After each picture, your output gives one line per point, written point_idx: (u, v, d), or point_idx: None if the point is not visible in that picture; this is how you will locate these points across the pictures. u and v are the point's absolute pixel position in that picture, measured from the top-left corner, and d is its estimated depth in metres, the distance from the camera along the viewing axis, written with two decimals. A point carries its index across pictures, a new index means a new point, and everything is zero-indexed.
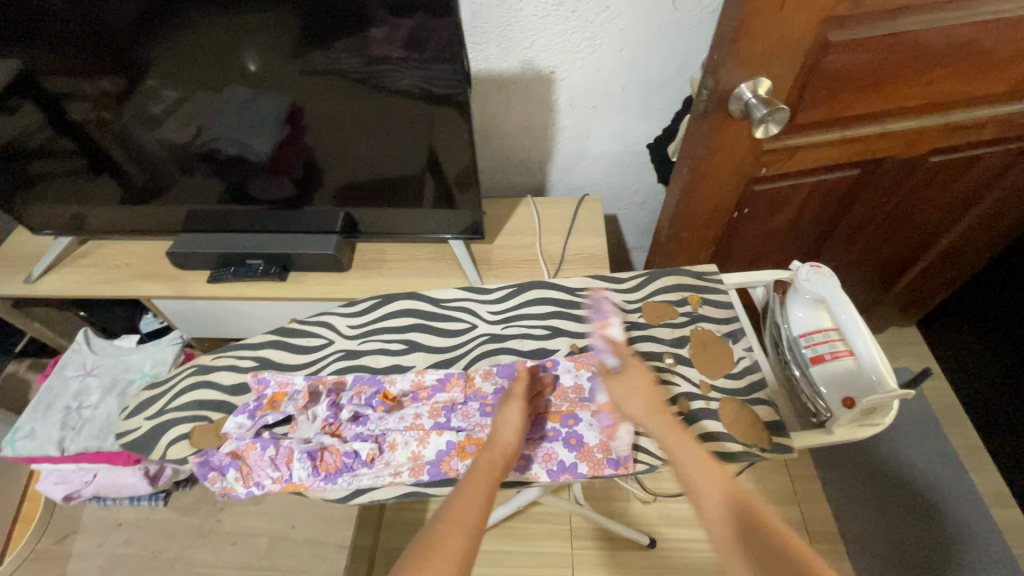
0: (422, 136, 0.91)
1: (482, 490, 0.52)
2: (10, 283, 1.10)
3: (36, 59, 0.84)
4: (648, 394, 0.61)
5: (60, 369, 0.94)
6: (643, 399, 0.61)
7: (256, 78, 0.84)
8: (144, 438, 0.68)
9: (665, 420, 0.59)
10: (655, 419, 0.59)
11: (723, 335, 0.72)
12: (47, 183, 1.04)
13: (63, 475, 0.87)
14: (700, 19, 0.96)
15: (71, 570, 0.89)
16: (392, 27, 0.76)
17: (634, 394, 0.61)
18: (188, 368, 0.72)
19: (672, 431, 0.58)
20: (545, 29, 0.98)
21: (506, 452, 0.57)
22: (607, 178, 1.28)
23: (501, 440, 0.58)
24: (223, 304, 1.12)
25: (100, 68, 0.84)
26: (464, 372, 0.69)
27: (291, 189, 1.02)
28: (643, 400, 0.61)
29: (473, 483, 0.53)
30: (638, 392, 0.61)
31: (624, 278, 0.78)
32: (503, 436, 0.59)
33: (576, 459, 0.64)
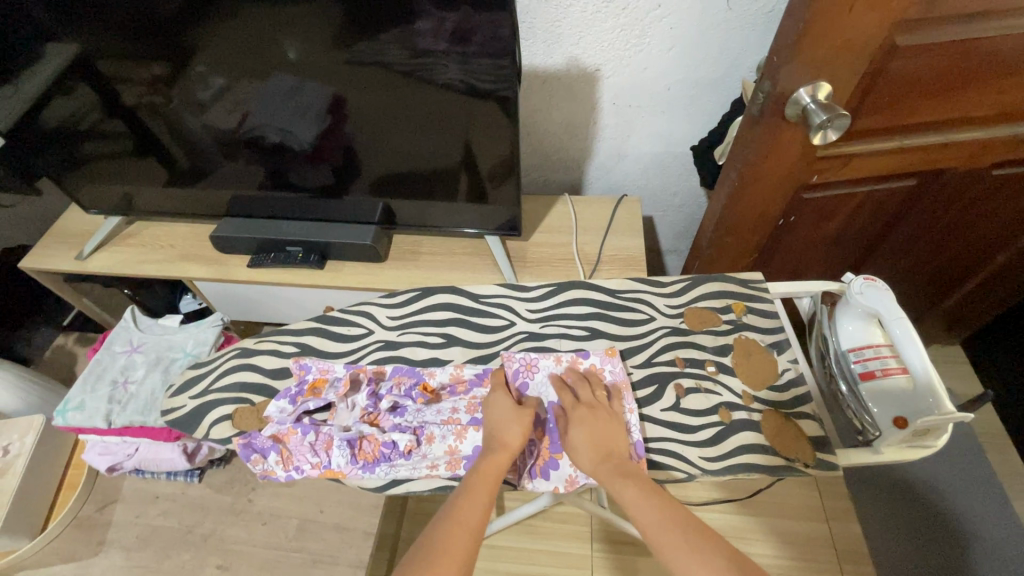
0: (463, 130, 0.91)
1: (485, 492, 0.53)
2: (62, 258, 1.14)
3: (90, 42, 0.86)
4: (595, 434, 0.58)
5: (109, 344, 0.96)
6: (589, 443, 0.58)
7: (297, 66, 0.85)
8: (187, 416, 0.70)
9: (611, 466, 0.56)
10: (603, 467, 0.56)
11: (768, 345, 0.70)
12: (100, 163, 1.08)
13: (107, 446, 0.90)
14: (753, 20, 0.93)
15: (111, 537, 0.93)
16: (438, 19, 0.76)
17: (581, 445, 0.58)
18: (232, 350, 0.74)
19: (617, 476, 0.55)
20: (592, 26, 0.97)
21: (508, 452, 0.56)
22: (646, 179, 1.26)
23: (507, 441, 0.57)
24: (261, 288, 1.14)
25: (151, 53, 0.86)
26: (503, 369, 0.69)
27: (331, 178, 1.04)
28: (588, 445, 0.58)
29: (479, 485, 0.53)
30: (585, 433, 0.58)
31: (666, 282, 0.76)
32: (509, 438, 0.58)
33: None
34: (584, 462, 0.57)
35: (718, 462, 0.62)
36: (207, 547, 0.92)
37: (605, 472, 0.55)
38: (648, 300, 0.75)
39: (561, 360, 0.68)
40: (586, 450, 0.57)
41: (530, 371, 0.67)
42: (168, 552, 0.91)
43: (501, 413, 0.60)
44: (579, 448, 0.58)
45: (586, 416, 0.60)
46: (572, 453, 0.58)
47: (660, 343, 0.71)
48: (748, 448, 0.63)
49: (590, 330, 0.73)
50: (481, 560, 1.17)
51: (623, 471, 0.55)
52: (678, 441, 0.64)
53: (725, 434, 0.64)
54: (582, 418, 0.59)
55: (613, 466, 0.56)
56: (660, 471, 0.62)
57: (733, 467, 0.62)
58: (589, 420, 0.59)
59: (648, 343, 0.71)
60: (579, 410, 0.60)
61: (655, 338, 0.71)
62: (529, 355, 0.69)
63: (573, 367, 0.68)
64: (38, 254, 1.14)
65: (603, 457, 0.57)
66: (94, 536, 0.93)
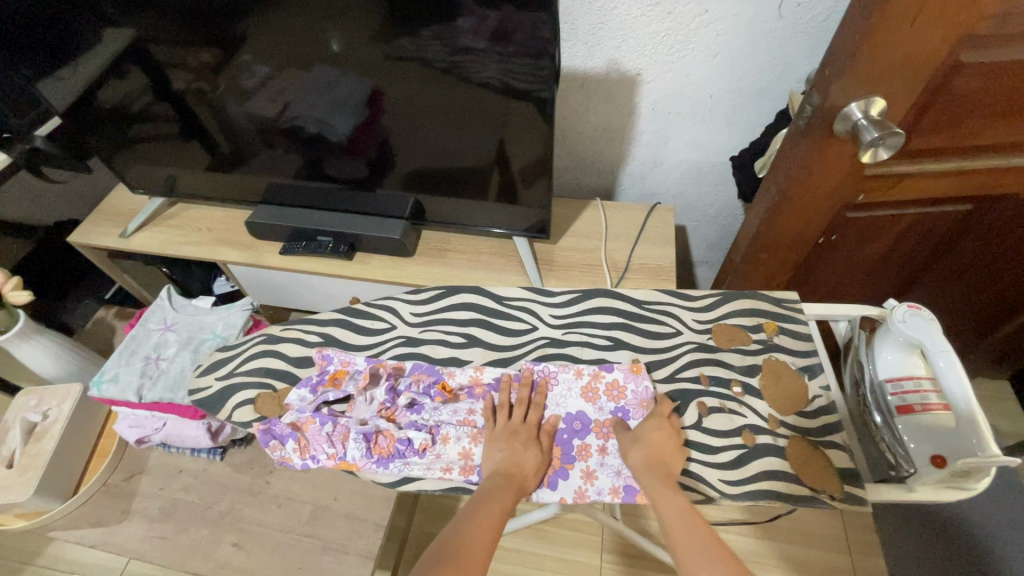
0: (498, 130, 0.91)
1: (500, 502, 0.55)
2: (108, 235, 1.19)
3: (145, 29, 0.89)
4: (659, 441, 0.59)
5: (144, 320, 0.97)
6: (648, 447, 0.58)
7: (337, 59, 0.86)
8: (212, 397, 0.71)
9: (660, 473, 0.57)
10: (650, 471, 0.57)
11: (799, 369, 0.67)
12: (148, 145, 1.12)
13: (137, 420, 0.93)
14: (806, 29, 0.90)
15: (135, 506, 0.97)
16: (479, 16, 0.75)
17: (638, 444, 0.59)
18: (258, 336, 0.75)
19: (659, 485, 0.56)
20: (636, 29, 0.95)
21: (523, 478, 0.58)
22: (681, 187, 1.23)
23: (524, 471, 0.59)
24: (291, 276, 1.16)
25: (201, 41, 0.89)
26: (520, 373, 0.68)
27: (364, 171, 1.05)
28: (642, 452, 0.58)
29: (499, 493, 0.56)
30: (650, 437, 0.59)
31: (695, 296, 0.75)
32: (527, 469, 0.59)
33: (626, 482, 0.60)
34: (638, 455, 0.58)
35: (739, 486, 0.60)
36: (224, 525, 0.94)
37: (651, 478, 0.56)
38: (675, 313, 0.73)
39: (581, 373, 0.67)
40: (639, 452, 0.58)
41: (547, 383, 0.66)
42: (187, 526, 0.94)
43: (529, 456, 0.60)
44: (640, 450, 0.58)
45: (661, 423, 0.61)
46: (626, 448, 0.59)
47: (685, 358, 0.69)
48: (772, 475, 0.60)
49: (612, 340, 0.71)
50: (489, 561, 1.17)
51: (670, 482, 0.56)
52: (697, 461, 0.62)
53: (747, 457, 0.61)
54: (659, 426, 0.60)
55: (661, 475, 0.56)
56: None
57: (754, 492, 0.59)
58: (656, 429, 0.60)
59: (673, 358, 0.69)
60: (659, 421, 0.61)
61: (680, 353, 0.69)
62: (547, 367, 0.68)
63: (592, 382, 0.66)
64: (86, 230, 1.19)
65: (652, 462, 0.57)
66: (120, 504, 0.97)
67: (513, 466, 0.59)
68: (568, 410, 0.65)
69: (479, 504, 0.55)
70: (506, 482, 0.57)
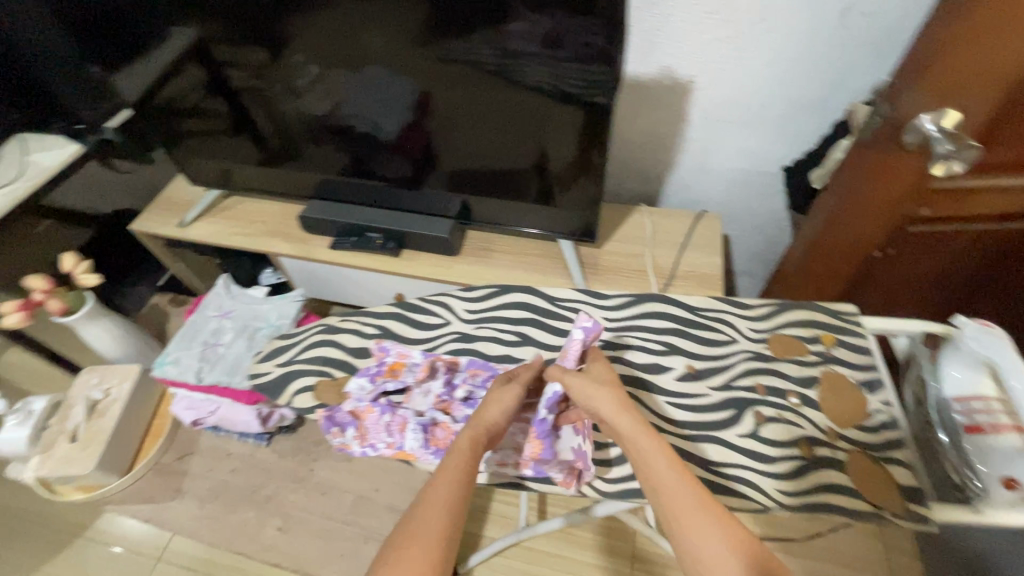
0: (551, 133, 0.92)
1: (468, 447, 0.55)
2: (167, 225, 1.24)
3: (206, 29, 0.93)
4: (616, 390, 0.59)
5: (203, 307, 1.01)
6: (618, 398, 0.58)
7: (389, 61, 0.89)
8: (272, 383, 0.73)
9: (631, 419, 0.56)
10: (626, 420, 0.56)
11: (859, 382, 0.66)
12: (206, 139, 1.16)
13: (193, 402, 0.96)
14: (865, 39, 0.89)
15: (187, 485, 1.01)
16: (534, 21, 0.77)
17: (602, 391, 0.58)
18: (317, 325, 0.77)
19: (642, 437, 0.54)
20: (692, 36, 0.95)
21: (488, 427, 0.58)
22: (727, 196, 1.22)
23: (488, 418, 0.59)
24: (337, 270, 1.19)
25: (260, 41, 0.93)
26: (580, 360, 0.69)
27: (409, 169, 1.07)
28: (611, 396, 0.58)
29: (462, 450, 0.54)
30: (605, 387, 0.59)
31: (751, 305, 0.74)
32: (491, 414, 0.59)
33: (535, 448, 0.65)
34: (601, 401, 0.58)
35: (796, 498, 0.59)
36: (269, 509, 0.97)
37: (626, 427, 0.55)
38: (731, 321, 0.73)
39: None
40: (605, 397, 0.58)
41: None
42: (235, 508, 0.98)
43: (502, 397, 0.60)
44: (594, 393, 0.58)
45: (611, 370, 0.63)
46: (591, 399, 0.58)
47: (741, 367, 0.68)
48: (830, 488, 0.59)
49: (667, 346, 0.71)
50: (519, 562, 1.17)
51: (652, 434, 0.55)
52: (754, 470, 0.61)
53: (805, 469, 0.60)
54: (606, 375, 0.62)
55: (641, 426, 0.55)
56: (732, 498, 0.59)
57: (812, 505, 0.58)
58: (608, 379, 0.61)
59: (728, 366, 0.69)
60: (598, 367, 0.63)
61: (735, 361, 0.69)
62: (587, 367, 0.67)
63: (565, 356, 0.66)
64: (147, 219, 1.25)
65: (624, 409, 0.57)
66: (172, 482, 1.01)
67: (481, 409, 0.60)
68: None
69: (449, 452, 0.54)
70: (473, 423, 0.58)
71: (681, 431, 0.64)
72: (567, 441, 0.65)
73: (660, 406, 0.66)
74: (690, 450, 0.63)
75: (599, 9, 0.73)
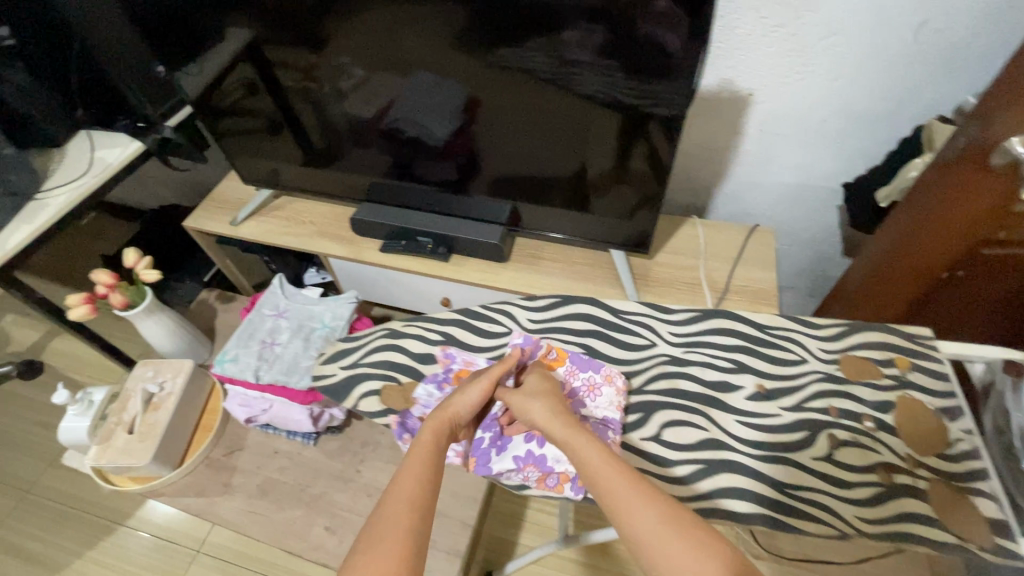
0: (609, 142, 0.92)
1: (427, 441, 0.56)
2: (219, 222, 1.26)
3: (261, 32, 0.96)
4: (549, 396, 0.61)
5: (260, 306, 1.02)
6: (546, 401, 0.60)
7: (444, 67, 0.90)
8: (338, 385, 0.74)
9: (563, 421, 0.57)
10: (555, 418, 0.58)
11: (937, 409, 0.64)
12: (261, 139, 1.18)
13: (247, 399, 0.97)
14: (937, 56, 0.87)
15: (236, 481, 1.02)
16: (593, 29, 0.77)
17: (533, 398, 0.61)
18: (381, 329, 0.78)
19: (571, 431, 0.56)
20: (757, 50, 0.94)
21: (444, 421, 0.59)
22: (777, 210, 1.20)
23: (448, 411, 0.61)
24: (385, 272, 1.20)
25: (320, 46, 0.95)
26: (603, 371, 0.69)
27: (452, 174, 1.09)
28: (542, 402, 0.60)
29: (417, 452, 0.55)
30: (540, 396, 0.61)
31: (821, 325, 0.73)
32: (450, 408, 0.61)
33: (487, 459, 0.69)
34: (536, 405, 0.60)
35: (876, 525, 0.57)
36: (317, 508, 0.98)
37: (561, 425, 0.57)
38: (800, 340, 0.72)
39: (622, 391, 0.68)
40: (540, 405, 0.60)
41: (590, 393, 0.67)
42: (283, 506, 0.99)
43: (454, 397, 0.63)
44: (535, 399, 0.61)
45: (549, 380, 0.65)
46: (524, 406, 0.60)
47: (813, 387, 0.67)
48: (911, 517, 0.57)
49: (736, 363, 0.70)
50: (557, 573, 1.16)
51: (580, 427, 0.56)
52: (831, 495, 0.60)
53: (882, 496, 0.59)
54: (541, 382, 0.64)
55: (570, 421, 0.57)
56: (809, 523, 0.58)
57: (893, 533, 0.57)
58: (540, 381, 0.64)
59: (800, 386, 0.67)
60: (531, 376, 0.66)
61: (807, 382, 0.68)
62: (592, 377, 0.68)
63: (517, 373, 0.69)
64: (200, 216, 1.27)
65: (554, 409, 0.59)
66: (222, 477, 1.03)
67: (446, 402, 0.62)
68: (604, 416, 0.65)
69: (410, 448, 0.54)
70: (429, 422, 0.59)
71: (753, 451, 0.63)
72: (510, 450, 0.68)
73: (730, 424, 0.65)
74: (764, 471, 0.62)
75: (660, 18, 0.73)
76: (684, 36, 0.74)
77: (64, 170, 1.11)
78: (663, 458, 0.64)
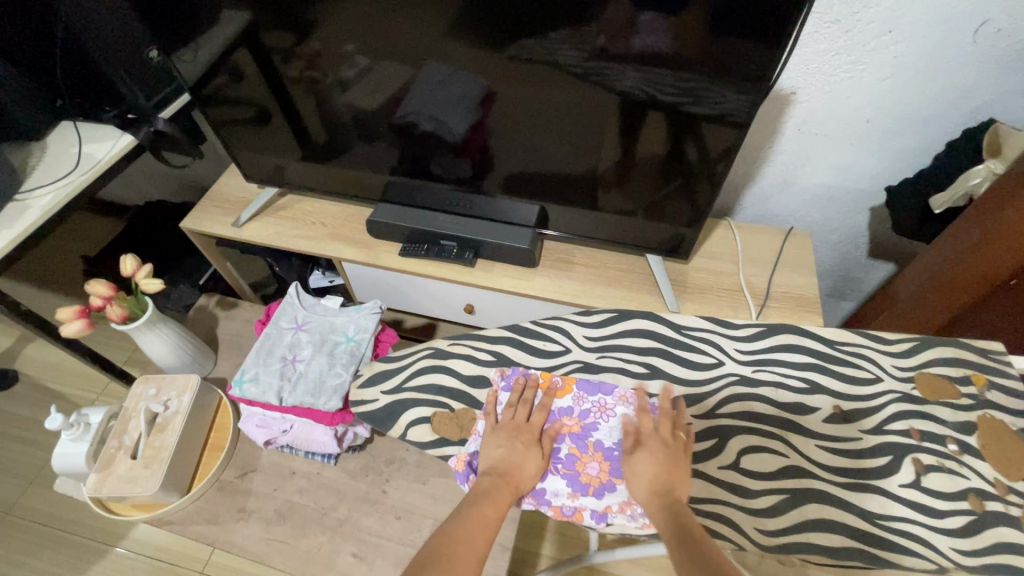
0: (648, 141, 0.87)
1: (497, 503, 0.54)
2: (220, 224, 1.17)
3: (260, 16, 0.87)
4: (660, 472, 0.56)
5: (277, 319, 0.95)
6: (647, 478, 0.56)
7: (463, 60, 0.84)
8: (382, 412, 0.69)
9: (661, 509, 0.54)
10: (653, 505, 0.54)
11: (1020, 430, 0.62)
12: (261, 132, 1.09)
13: (265, 420, 0.90)
14: (988, 58, 0.85)
15: (252, 505, 0.95)
16: (638, 17, 0.72)
17: (639, 477, 0.56)
18: (424, 349, 0.72)
19: (666, 518, 0.53)
20: (804, 46, 0.90)
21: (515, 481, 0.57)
22: (807, 211, 1.17)
23: (519, 469, 0.58)
24: (403, 277, 1.13)
25: (328, 32, 0.86)
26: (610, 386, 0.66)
27: (469, 172, 1.03)
28: (647, 480, 0.56)
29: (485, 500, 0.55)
30: (643, 474, 0.56)
31: (890, 339, 0.70)
32: (521, 469, 0.58)
33: None
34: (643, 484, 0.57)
35: (974, 557, 0.54)
36: (343, 533, 0.92)
37: (657, 512, 0.54)
38: (873, 358, 0.69)
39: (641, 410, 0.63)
40: (640, 485, 0.56)
41: (602, 415, 0.63)
42: (305, 531, 0.92)
43: (529, 457, 0.59)
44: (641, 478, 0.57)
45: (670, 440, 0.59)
46: (630, 480, 0.57)
47: (892, 408, 0.64)
48: (1008, 548, 0.55)
49: (810, 384, 0.66)
50: None
51: (675, 514, 0.53)
52: (922, 525, 0.57)
53: (976, 525, 0.56)
54: (654, 448, 0.57)
55: (667, 508, 0.54)
56: (906, 556, 0.55)
57: (993, 567, 0.54)
58: (653, 450, 0.57)
59: (879, 408, 0.64)
60: (651, 441, 0.58)
61: (884, 403, 0.65)
62: (603, 399, 0.64)
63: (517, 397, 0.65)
64: (198, 217, 1.18)
65: (656, 492, 0.55)
66: (236, 502, 0.95)
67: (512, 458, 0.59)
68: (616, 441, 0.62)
69: (480, 498, 0.55)
70: (509, 481, 0.57)
71: (837, 478, 0.60)
72: None
73: (811, 450, 0.62)
74: (852, 501, 0.58)
75: (712, 3, 0.68)
76: (737, 26, 0.69)
77: (48, 167, 1.01)
78: (744, 489, 0.60)
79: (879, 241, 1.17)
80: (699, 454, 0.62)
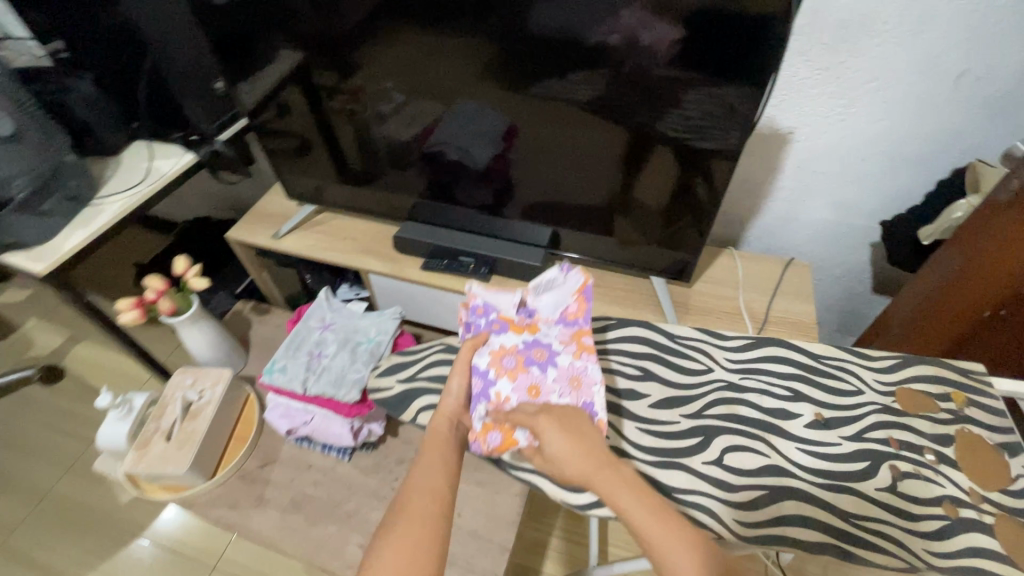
0: (653, 172, 0.95)
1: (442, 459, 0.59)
2: (262, 235, 1.28)
3: (312, 57, 1.00)
4: (570, 447, 0.57)
5: (307, 318, 1.06)
6: (569, 445, 0.56)
7: (487, 99, 0.95)
8: (396, 397, 0.76)
9: (596, 466, 0.55)
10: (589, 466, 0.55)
11: (997, 445, 0.65)
12: (304, 157, 1.22)
13: (289, 411, 0.98)
14: (976, 104, 0.92)
15: (269, 493, 1.01)
16: (644, 64, 0.81)
17: (556, 445, 0.57)
18: (437, 344, 0.81)
19: (600, 474, 0.54)
20: (802, 90, 0.98)
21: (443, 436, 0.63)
22: (810, 246, 1.23)
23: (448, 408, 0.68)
24: (425, 290, 1.22)
25: (371, 71, 0.99)
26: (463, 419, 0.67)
27: (491, 198, 1.12)
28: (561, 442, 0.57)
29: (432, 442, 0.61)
30: (567, 441, 0.57)
31: (873, 356, 0.75)
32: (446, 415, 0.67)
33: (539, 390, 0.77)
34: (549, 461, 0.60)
35: (945, 560, 0.57)
36: (351, 525, 0.96)
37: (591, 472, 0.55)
38: (856, 372, 0.73)
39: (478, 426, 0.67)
40: (560, 446, 0.57)
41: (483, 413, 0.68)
42: (316, 522, 0.97)
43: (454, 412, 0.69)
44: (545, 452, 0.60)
45: (560, 426, 0.59)
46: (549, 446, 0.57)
47: (873, 418, 0.68)
48: (980, 553, 0.57)
49: (793, 392, 0.71)
50: None
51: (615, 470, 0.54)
52: (896, 527, 0.60)
53: (949, 530, 0.59)
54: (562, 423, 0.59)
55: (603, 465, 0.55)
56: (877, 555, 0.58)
57: (964, 570, 0.56)
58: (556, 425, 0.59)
59: (860, 416, 0.68)
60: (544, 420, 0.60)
61: (866, 413, 0.68)
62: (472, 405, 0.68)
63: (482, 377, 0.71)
64: (244, 228, 1.30)
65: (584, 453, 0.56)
66: (254, 490, 1.01)
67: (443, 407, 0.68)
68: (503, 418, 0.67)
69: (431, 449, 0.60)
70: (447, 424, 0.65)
71: (816, 479, 0.63)
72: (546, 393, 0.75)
73: (791, 451, 0.66)
74: (828, 500, 0.62)
75: (710, 55, 0.77)
76: (728, 72, 0.78)
77: (121, 178, 1.14)
78: (727, 483, 0.64)
79: (882, 278, 1.21)
80: (686, 450, 0.67)
